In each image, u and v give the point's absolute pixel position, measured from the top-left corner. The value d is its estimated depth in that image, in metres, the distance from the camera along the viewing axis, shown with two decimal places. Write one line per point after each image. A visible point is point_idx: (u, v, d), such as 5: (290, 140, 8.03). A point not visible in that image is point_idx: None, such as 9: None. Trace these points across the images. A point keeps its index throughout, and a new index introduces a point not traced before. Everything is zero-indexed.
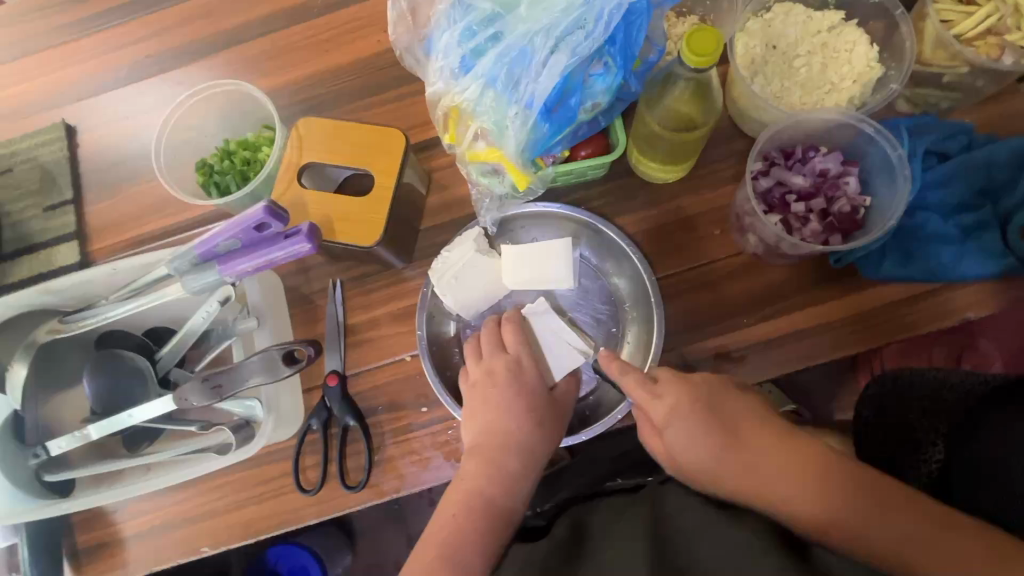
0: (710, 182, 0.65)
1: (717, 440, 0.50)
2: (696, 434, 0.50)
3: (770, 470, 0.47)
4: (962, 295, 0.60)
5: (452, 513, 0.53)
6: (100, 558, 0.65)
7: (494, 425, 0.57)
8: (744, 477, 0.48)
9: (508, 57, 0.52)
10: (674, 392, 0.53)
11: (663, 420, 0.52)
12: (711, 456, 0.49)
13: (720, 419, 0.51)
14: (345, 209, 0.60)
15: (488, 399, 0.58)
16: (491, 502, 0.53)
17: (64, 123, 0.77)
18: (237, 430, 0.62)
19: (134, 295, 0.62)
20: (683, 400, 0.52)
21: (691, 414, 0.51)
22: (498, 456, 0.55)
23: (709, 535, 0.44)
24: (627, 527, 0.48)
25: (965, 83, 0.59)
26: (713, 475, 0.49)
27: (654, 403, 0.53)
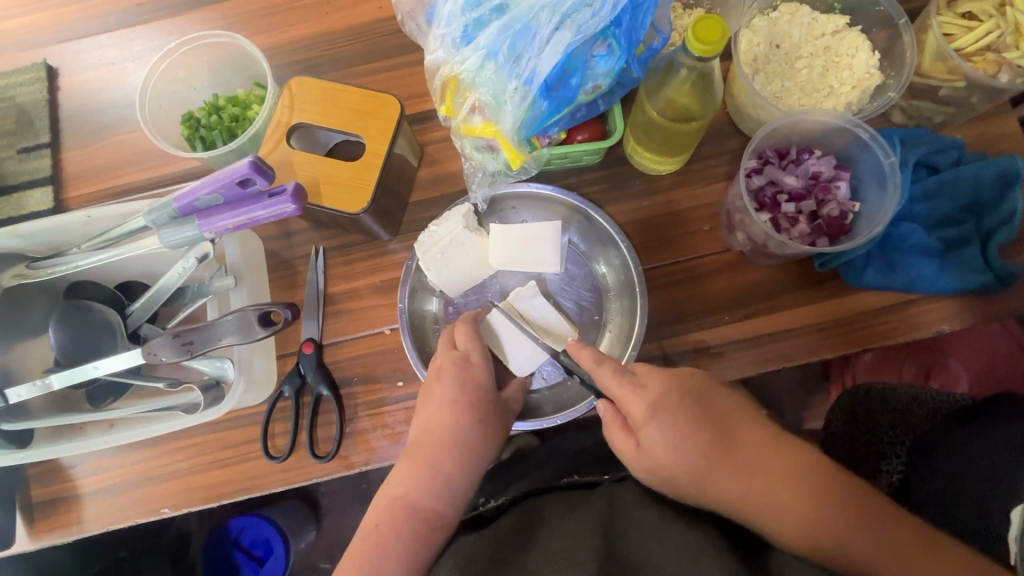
0: (703, 178, 0.65)
1: (704, 439, 0.47)
2: (680, 429, 0.47)
3: (766, 477, 0.45)
4: (938, 308, 0.61)
5: (374, 523, 0.50)
6: (53, 513, 0.64)
7: (431, 423, 0.54)
8: (734, 479, 0.45)
9: (511, 30, 0.51)
10: (659, 383, 0.50)
11: (644, 416, 0.49)
12: (696, 449, 0.46)
13: (706, 418, 0.48)
14: (333, 174, 0.58)
15: (432, 395, 0.56)
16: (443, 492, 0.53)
17: (45, 64, 0.74)
18: (206, 390, 0.59)
19: (106, 245, 0.60)
20: (670, 392, 0.49)
21: (672, 411, 0.48)
22: (434, 456, 0.52)
23: (660, 532, 0.44)
24: (580, 518, 0.48)
25: (960, 98, 0.60)
26: (696, 472, 0.46)
27: (635, 398, 0.49)
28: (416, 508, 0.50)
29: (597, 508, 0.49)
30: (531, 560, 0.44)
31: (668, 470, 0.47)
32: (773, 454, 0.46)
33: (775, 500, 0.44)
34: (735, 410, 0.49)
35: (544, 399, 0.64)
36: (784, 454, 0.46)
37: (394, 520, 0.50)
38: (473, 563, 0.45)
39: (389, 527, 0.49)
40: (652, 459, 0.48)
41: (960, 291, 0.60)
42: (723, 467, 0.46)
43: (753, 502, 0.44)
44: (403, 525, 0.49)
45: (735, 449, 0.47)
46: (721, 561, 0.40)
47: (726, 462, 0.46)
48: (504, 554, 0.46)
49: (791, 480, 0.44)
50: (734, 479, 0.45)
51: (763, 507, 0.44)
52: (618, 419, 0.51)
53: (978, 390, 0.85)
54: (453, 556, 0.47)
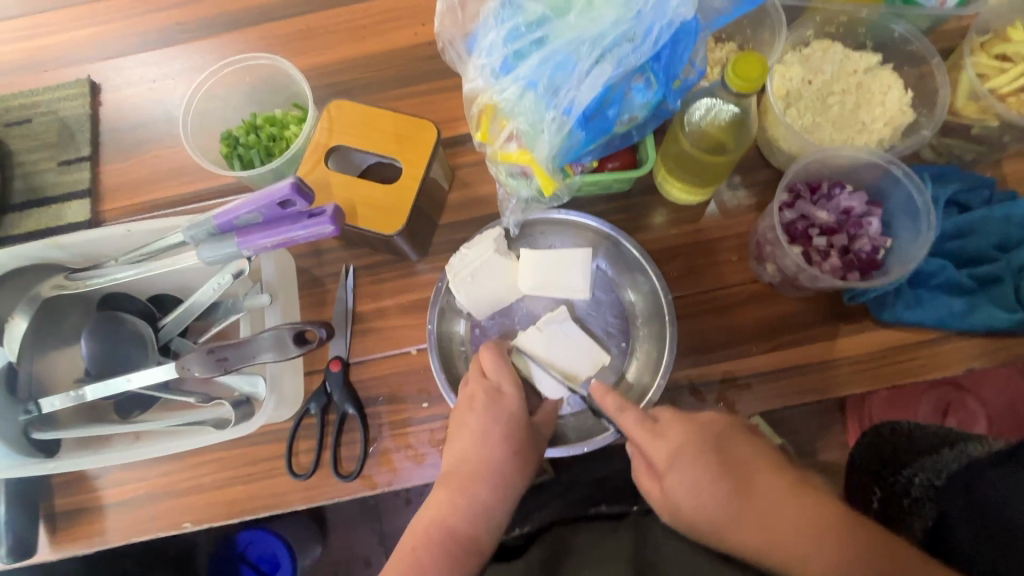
0: (731, 209, 0.66)
1: (724, 487, 0.47)
2: (702, 478, 0.47)
3: (788, 523, 0.44)
4: (966, 347, 0.61)
5: (412, 546, 0.51)
6: (77, 524, 0.64)
7: (465, 453, 0.55)
8: (760, 530, 0.44)
9: (551, 63, 0.52)
10: (678, 431, 0.50)
11: (665, 463, 0.49)
12: (718, 498, 0.46)
13: (727, 466, 0.48)
14: (369, 195, 0.59)
15: (465, 424, 0.56)
16: (460, 530, 0.51)
17: (88, 80, 0.76)
18: (236, 406, 0.60)
19: (143, 259, 0.61)
20: (688, 440, 0.49)
21: (694, 459, 0.48)
22: (469, 485, 0.53)
23: (690, 565, 0.45)
24: (609, 553, 0.47)
25: (992, 137, 0.60)
26: (717, 523, 0.46)
27: (657, 443, 0.50)
28: (454, 534, 0.51)
29: (624, 540, 0.49)
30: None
31: (692, 521, 0.46)
32: (795, 503, 0.45)
33: (799, 551, 0.43)
34: (749, 454, 0.49)
35: (570, 424, 0.63)
36: (804, 503, 0.45)
37: (426, 542, 0.51)
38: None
39: (426, 549, 0.50)
40: (673, 506, 0.48)
41: (992, 330, 0.60)
42: (746, 518, 0.45)
43: (777, 556, 0.43)
44: (432, 546, 0.50)
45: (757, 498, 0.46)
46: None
47: (746, 512, 0.45)
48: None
49: (815, 530, 0.43)
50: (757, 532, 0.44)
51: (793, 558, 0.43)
52: (645, 466, 0.52)
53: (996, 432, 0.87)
54: None
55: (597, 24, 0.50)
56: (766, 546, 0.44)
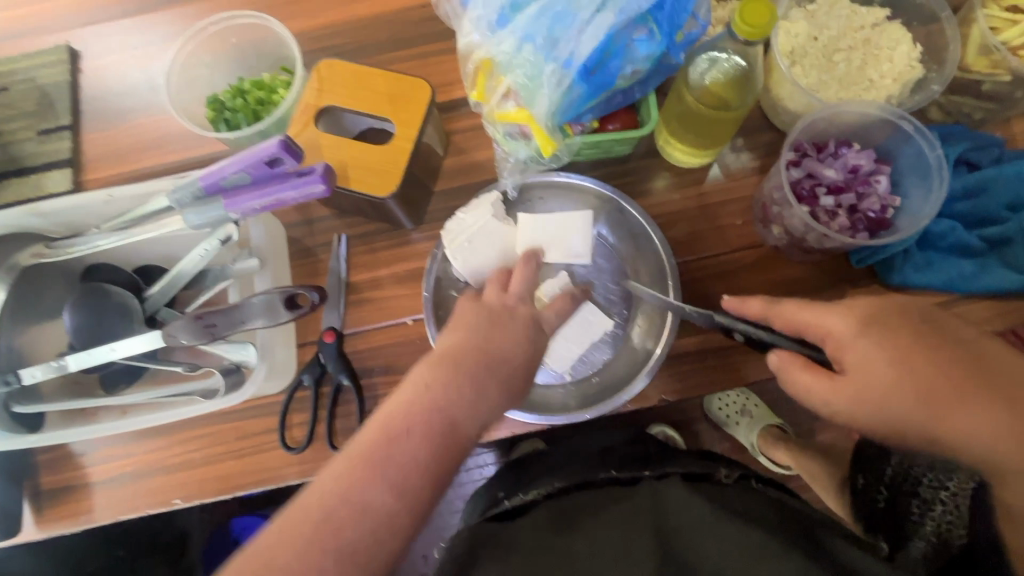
0: (735, 172, 0.64)
1: (960, 369, 0.39)
2: (909, 350, 0.40)
3: None
4: (977, 308, 0.59)
5: (387, 425, 0.38)
6: (63, 502, 0.62)
7: (477, 339, 0.43)
8: (991, 410, 0.37)
9: (549, 13, 0.49)
10: (865, 304, 0.43)
11: (852, 333, 0.42)
12: (923, 374, 0.39)
13: (944, 339, 0.40)
14: (361, 157, 0.57)
15: (481, 316, 0.46)
16: (449, 422, 0.39)
17: (68, 47, 0.73)
18: (225, 374, 0.57)
19: (127, 226, 0.59)
20: (887, 313, 0.42)
21: (892, 330, 0.41)
22: (475, 372, 0.41)
23: (716, 529, 0.42)
24: (625, 518, 0.46)
25: (1003, 93, 0.59)
26: (928, 401, 0.38)
27: (842, 316, 0.43)
28: (446, 427, 0.39)
29: (641, 503, 0.47)
30: (576, 546, 0.44)
31: (884, 401, 0.40)
32: None
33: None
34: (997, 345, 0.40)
35: (573, 393, 0.62)
36: None
37: (414, 429, 0.38)
38: (515, 553, 0.44)
39: (423, 445, 0.38)
40: (862, 384, 0.41)
41: (1002, 293, 0.58)
42: (971, 395, 0.37)
43: (1001, 440, 0.36)
44: (421, 440, 0.38)
45: (999, 377, 0.38)
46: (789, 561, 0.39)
47: (976, 392, 0.38)
48: (545, 543, 0.44)
49: None
50: (997, 414, 0.37)
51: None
52: (801, 360, 0.44)
53: None
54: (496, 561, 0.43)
55: None
56: (992, 435, 0.37)
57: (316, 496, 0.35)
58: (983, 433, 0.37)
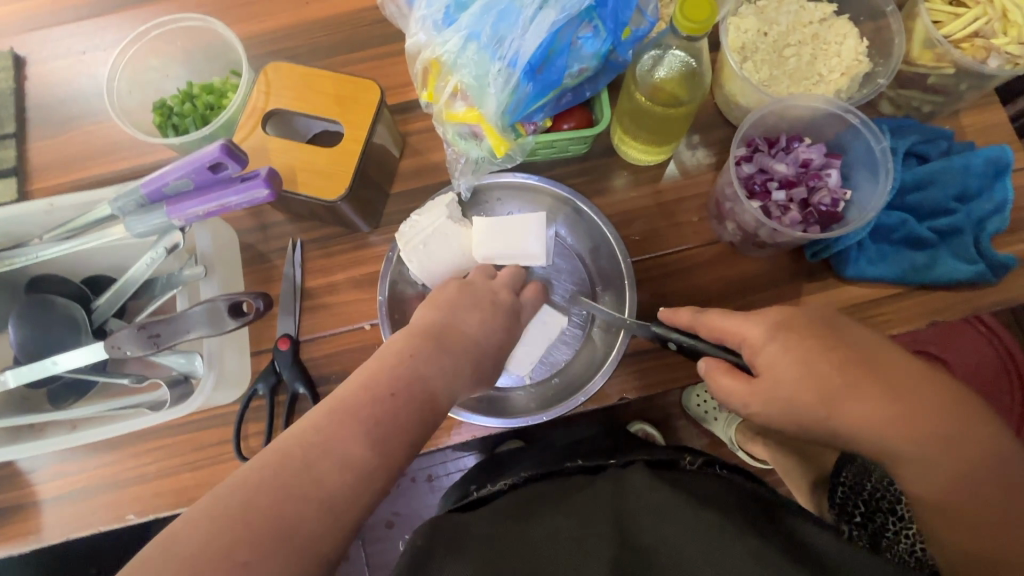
0: (690, 169, 0.64)
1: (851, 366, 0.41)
2: (812, 351, 0.41)
3: (932, 408, 0.39)
4: (931, 299, 0.60)
5: (370, 388, 0.38)
6: (10, 522, 0.60)
7: (460, 325, 0.46)
8: (880, 403, 0.39)
9: (493, 11, 0.49)
10: (780, 309, 0.44)
11: (764, 338, 0.43)
12: (827, 371, 0.41)
13: (840, 341, 0.42)
14: (309, 160, 0.56)
15: (466, 306, 0.49)
16: (434, 392, 0.40)
17: (12, 53, 0.71)
18: (173, 385, 0.57)
19: (71, 235, 0.58)
20: (794, 316, 0.44)
21: (800, 333, 0.43)
22: (458, 351, 0.44)
23: (674, 511, 0.42)
24: (589, 504, 0.45)
25: (948, 86, 0.59)
26: (829, 398, 0.40)
27: (752, 323, 0.44)
28: (427, 393, 0.40)
29: (603, 491, 0.46)
30: (531, 533, 0.43)
31: (791, 397, 0.41)
32: (924, 385, 0.40)
33: (915, 432, 0.38)
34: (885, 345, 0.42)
35: (537, 394, 0.62)
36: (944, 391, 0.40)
37: (408, 393, 0.38)
38: (468, 539, 0.42)
39: (401, 405, 0.38)
40: (771, 384, 0.42)
41: (953, 283, 0.59)
42: (862, 388, 0.40)
43: (896, 432, 0.39)
44: (412, 405, 0.38)
45: (885, 375, 0.40)
46: (744, 540, 0.39)
47: (870, 388, 0.40)
48: (502, 531, 0.43)
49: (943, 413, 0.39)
50: (882, 406, 0.39)
51: (908, 440, 0.38)
52: (721, 363, 0.46)
53: None
54: (450, 546, 0.41)
55: None
56: (888, 426, 0.39)
57: (295, 439, 0.34)
58: (874, 423, 0.39)
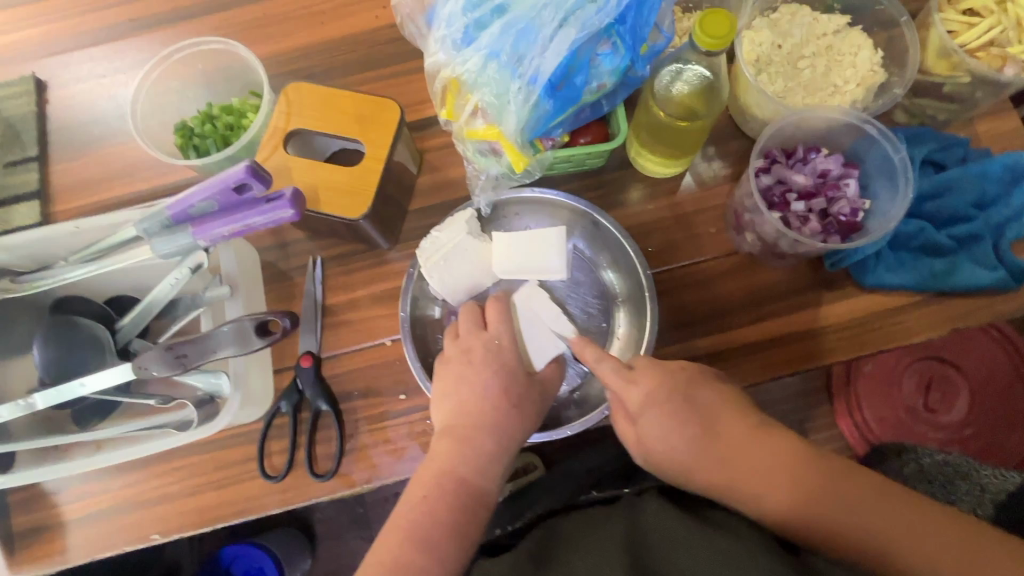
0: (707, 180, 0.65)
1: (698, 431, 0.48)
2: (673, 421, 0.48)
3: (763, 468, 0.45)
4: (955, 305, 0.60)
5: (423, 494, 0.48)
6: (37, 543, 0.60)
7: (464, 406, 0.52)
8: (721, 467, 0.47)
9: (512, 31, 0.50)
10: (651, 376, 0.50)
11: (637, 408, 0.50)
12: (684, 440, 0.48)
13: (698, 413, 0.49)
14: (331, 179, 0.57)
15: (464, 378, 0.54)
16: (470, 481, 0.49)
17: (33, 77, 0.72)
18: (200, 406, 0.58)
19: (96, 257, 0.58)
20: (663, 388, 0.49)
21: (666, 405, 0.49)
22: (472, 436, 0.51)
23: (687, 539, 0.42)
24: (601, 538, 0.45)
25: (964, 94, 0.59)
26: (688, 463, 0.48)
27: (631, 392, 0.50)
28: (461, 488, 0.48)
29: (617, 522, 0.46)
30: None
31: (661, 458, 0.49)
32: (762, 446, 0.46)
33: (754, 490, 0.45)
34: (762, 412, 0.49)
35: (562, 405, 0.62)
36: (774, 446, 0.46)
37: (439, 490, 0.48)
38: None
39: (419, 514, 0.47)
40: (643, 444, 0.50)
41: (974, 291, 0.59)
42: (711, 456, 0.47)
43: (737, 487, 0.46)
44: (447, 495, 0.48)
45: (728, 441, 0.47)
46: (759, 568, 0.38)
47: (715, 453, 0.47)
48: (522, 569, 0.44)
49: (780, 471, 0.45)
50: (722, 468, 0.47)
51: (743, 493, 0.45)
52: (620, 405, 0.52)
53: (975, 405, 0.95)
54: None
55: None
56: (729, 484, 0.46)
57: None
58: (722, 484, 0.46)
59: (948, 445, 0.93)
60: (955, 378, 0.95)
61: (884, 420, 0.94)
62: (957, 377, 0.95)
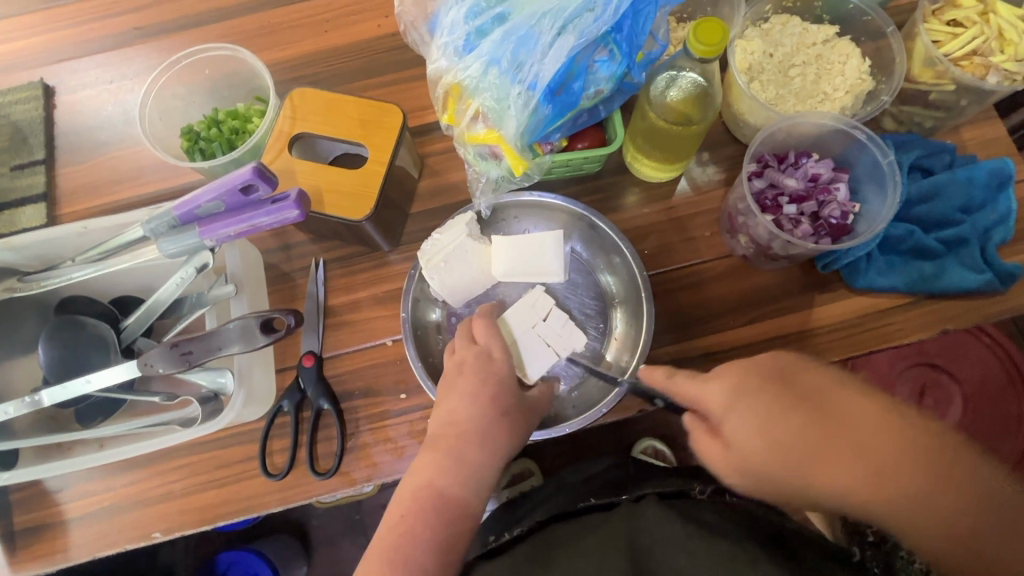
0: (702, 185, 0.66)
1: (799, 421, 0.40)
2: (772, 418, 0.40)
3: (880, 450, 0.38)
4: (945, 306, 0.61)
5: (401, 514, 0.48)
6: (38, 541, 0.60)
7: (451, 418, 0.52)
8: (838, 463, 0.39)
9: (513, 38, 0.51)
10: (734, 371, 0.43)
11: (724, 407, 0.42)
12: (794, 437, 0.39)
13: (797, 399, 0.41)
14: (335, 181, 0.58)
15: (454, 389, 0.54)
16: (446, 494, 0.49)
17: (41, 82, 0.74)
18: (203, 403, 0.58)
19: (102, 258, 0.59)
20: (750, 377, 0.42)
21: (761, 397, 0.41)
22: (454, 447, 0.50)
23: (687, 543, 0.43)
24: (601, 544, 0.46)
25: (949, 102, 0.61)
26: (797, 465, 0.39)
27: (713, 389, 0.43)
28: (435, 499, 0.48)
29: (616, 526, 0.47)
30: None
31: (765, 463, 0.40)
32: (879, 424, 0.39)
33: (882, 482, 0.38)
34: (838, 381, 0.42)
35: (563, 404, 0.63)
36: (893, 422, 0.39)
37: (415, 510, 0.48)
38: None
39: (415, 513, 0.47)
40: (740, 453, 0.41)
41: (960, 293, 0.60)
42: (830, 453, 0.39)
43: (861, 480, 0.38)
44: (423, 514, 0.48)
45: (838, 426, 0.39)
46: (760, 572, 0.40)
47: (832, 443, 0.39)
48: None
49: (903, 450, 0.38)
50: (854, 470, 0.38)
51: (871, 486, 0.38)
52: (699, 422, 0.45)
53: (967, 410, 0.96)
54: None
55: None
56: (854, 482, 0.38)
57: None
58: (844, 484, 0.39)
59: None
60: (948, 382, 0.97)
61: None
62: (949, 381, 0.97)
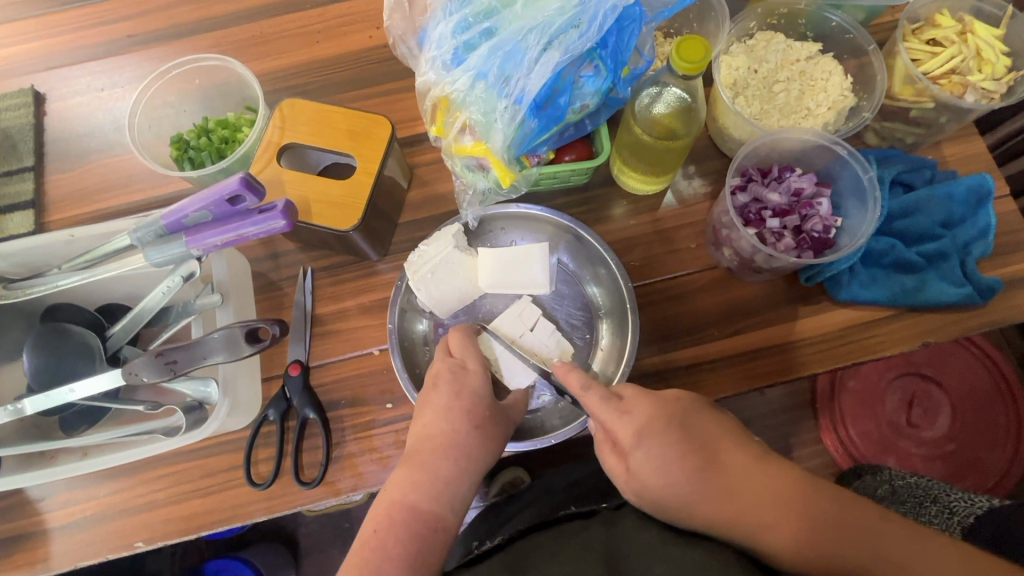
0: (687, 198, 0.67)
1: (690, 463, 0.46)
2: (667, 456, 0.47)
3: (753, 499, 0.44)
4: (927, 319, 0.62)
5: (373, 529, 0.47)
6: (19, 550, 0.60)
7: (429, 430, 0.53)
8: (719, 501, 0.44)
9: (500, 53, 0.52)
10: (643, 408, 0.50)
11: (631, 441, 0.49)
12: (684, 475, 0.46)
13: (690, 444, 0.47)
14: (323, 192, 0.59)
15: (429, 402, 0.55)
16: (419, 509, 0.48)
17: (32, 90, 0.74)
18: (188, 412, 0.58)
19: (88, 266, 0.59)
20: (655, 417, 0.49)
21: (661, 437, 0.48)
22: (429, 460, 0.51)
23: (664, 552, 0.43)
24: (578, 551, 0.45)
25: (929, 119, 0.62)
26: (684, 499, 0.45)
27: (623, 423, 0.49)
28: (416, 510, 0.48)
29: (593, 535, 0.47)
30: None
31: (662, 493, 0.46)
32: (763, 477, 0.45)
33: (760, 522, 0.43)
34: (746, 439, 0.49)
35: (550, 413, 0.63)
36: (772, 474, 0.45)
37: (389, 522, 0.47)
38: None
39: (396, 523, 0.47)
40: (640, 483, 0.47)
41: (941, 306, 0.61)
42: (715, 493, 0.44)
43: (739, 517, 0.43)
44: (397, 527, 0.47)
45: (722, 473, 0.46)
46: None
47: (718, 487, 0.45)
48: None
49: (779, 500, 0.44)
50: (721, 505, 0.44)
51: (751, 527, 0.43)
52: (609, 441, 0.52)
53: (955, 420, 0.97)
54: None
55: (544, 12, 0.50)
56: (737, 519, 0.43)
57: None
58: (727, 520, 0.43)
59: (931, 461, 0.95)
60: (936, 392, 0.98)
61: (867, 434, 0.96)
62: (937, 392, 0.97)
